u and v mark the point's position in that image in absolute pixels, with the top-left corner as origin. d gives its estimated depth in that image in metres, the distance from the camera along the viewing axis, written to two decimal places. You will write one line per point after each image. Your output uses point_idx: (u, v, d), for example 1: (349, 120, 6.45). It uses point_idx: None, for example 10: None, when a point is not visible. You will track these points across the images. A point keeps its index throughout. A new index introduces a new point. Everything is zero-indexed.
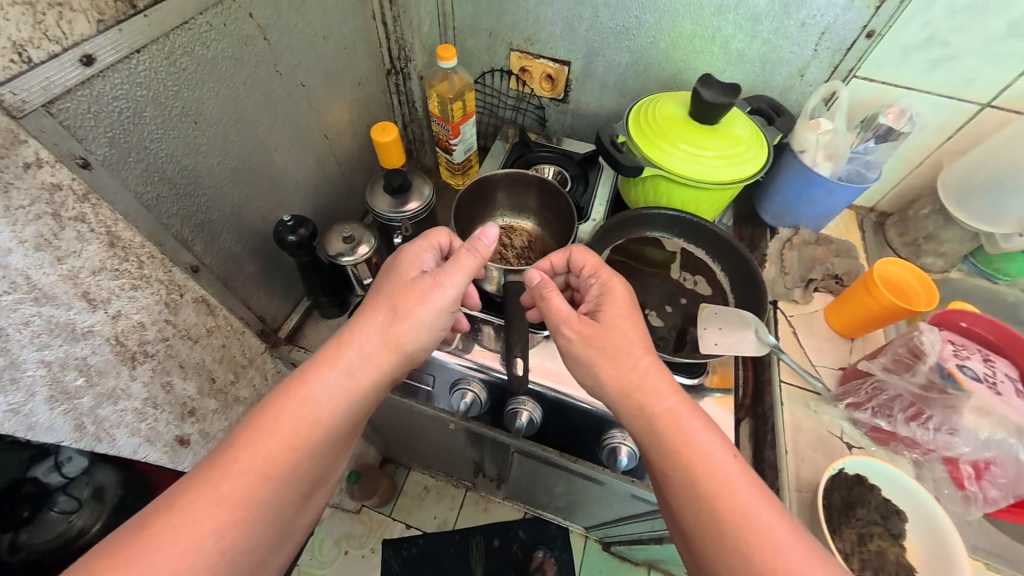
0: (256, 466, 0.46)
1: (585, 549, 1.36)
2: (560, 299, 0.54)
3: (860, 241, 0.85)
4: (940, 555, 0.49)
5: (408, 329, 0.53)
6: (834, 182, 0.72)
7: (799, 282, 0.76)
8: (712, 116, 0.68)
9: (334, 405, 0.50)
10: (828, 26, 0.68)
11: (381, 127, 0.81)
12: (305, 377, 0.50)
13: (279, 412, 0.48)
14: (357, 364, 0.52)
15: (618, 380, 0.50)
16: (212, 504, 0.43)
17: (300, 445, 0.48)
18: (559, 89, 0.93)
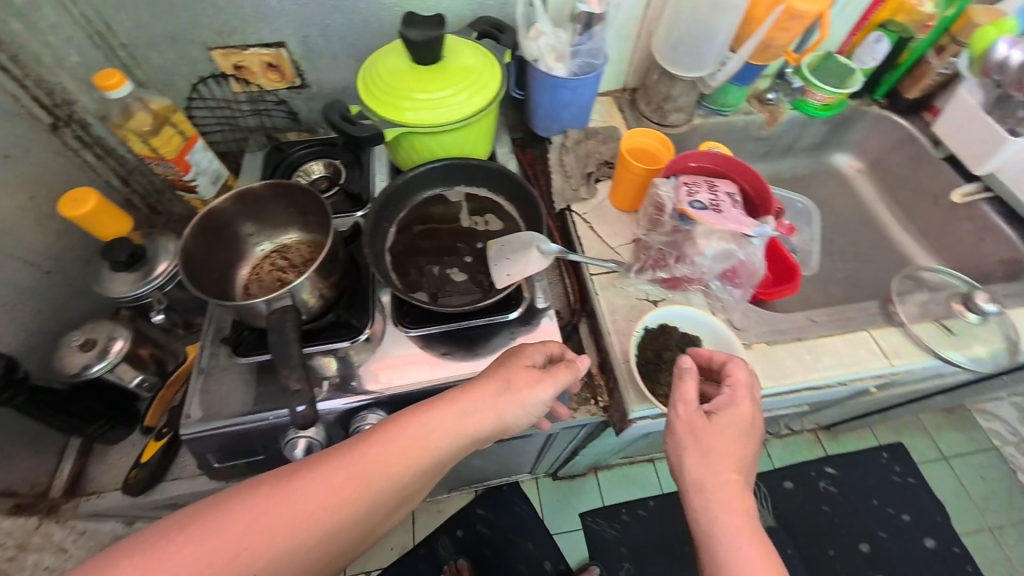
0: (330, 492, 0.42)
1: (539, 489, 1.36)
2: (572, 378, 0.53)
3: (622, 120, 0.93)
4: (728, 358, 0.61)
5: (515, 404, 0.50)
6: (570, 80, 0.75)
7: (580, 178, 0.81)
8: (431, 55, 0.65)
9: (434, 439, 0.47)
10: None
11: (74, 197, 0.64)
12: (416, 412, 0.47)
13: (385, 436, 0.45)
14: (471, 412, 0.48)
15: (704, 429, 0.50)
16: (279, 515, 0.40)
17: (383, 482, 0.44)
18: (290, 76, 0.83)
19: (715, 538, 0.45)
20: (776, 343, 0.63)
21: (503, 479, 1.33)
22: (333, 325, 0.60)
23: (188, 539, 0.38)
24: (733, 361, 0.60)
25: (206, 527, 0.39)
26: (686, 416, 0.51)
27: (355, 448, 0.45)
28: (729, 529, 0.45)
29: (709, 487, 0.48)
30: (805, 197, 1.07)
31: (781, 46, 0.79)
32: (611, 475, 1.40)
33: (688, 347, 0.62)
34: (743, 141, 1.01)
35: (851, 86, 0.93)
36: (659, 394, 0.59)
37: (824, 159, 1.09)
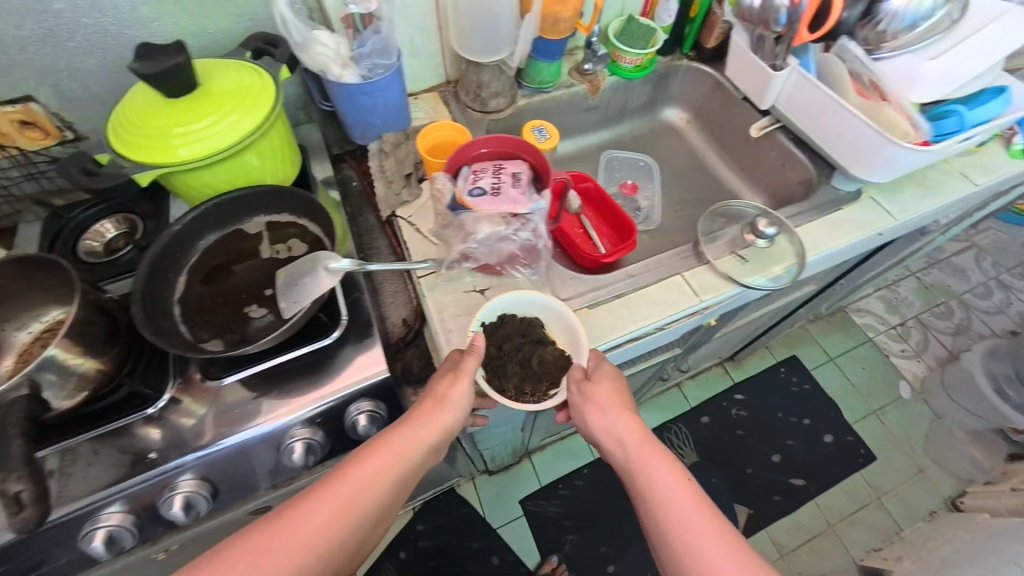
0: (332, 511, 0.50)
1: (476, 489, 1.40)
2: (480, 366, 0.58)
3: (448, 114, 0.92)
4: (568, 333, 0.64)
5: (452, 411, 0.58)
6: (362, 84, 0.73)
7: (402, 180, 0.79)
8: (181, 84, 0.59)
9: (407, 451, 0.55)
10: None
11: None
12: (391, 432, 0.56)
13: (369, 449, 0.54)
14: (428, 428, 0.57)
15: (600, 393, 0.58)
16: (302, 527, 0.49)
17: (378, 483, 0.53)
18: (57, 130, 0.73)
19: (639, 477, 0.54)
20: (597, 304, 0.67)
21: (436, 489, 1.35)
22: (124, 396, 0.56)
23: (224, 569, 0.45)
24: (572, 335, 0.63)
25: (249, 549, 0.46)
26: (585, 405, 0.59)
27: (343, 472, 0.53)
28: (652, 465, 0.55)
29: (621, 439, 0.57)
30: (648, 154, 1.13)
31: (568, 19, 0.82)
32: (544, 455, 1.46)
33: (528, 332, 0.64)
34: (575, 113, 1.04)
35: (655, 46, 0.97)
36: (509, 387, 0.62)
37: (658, 116, 1.14)
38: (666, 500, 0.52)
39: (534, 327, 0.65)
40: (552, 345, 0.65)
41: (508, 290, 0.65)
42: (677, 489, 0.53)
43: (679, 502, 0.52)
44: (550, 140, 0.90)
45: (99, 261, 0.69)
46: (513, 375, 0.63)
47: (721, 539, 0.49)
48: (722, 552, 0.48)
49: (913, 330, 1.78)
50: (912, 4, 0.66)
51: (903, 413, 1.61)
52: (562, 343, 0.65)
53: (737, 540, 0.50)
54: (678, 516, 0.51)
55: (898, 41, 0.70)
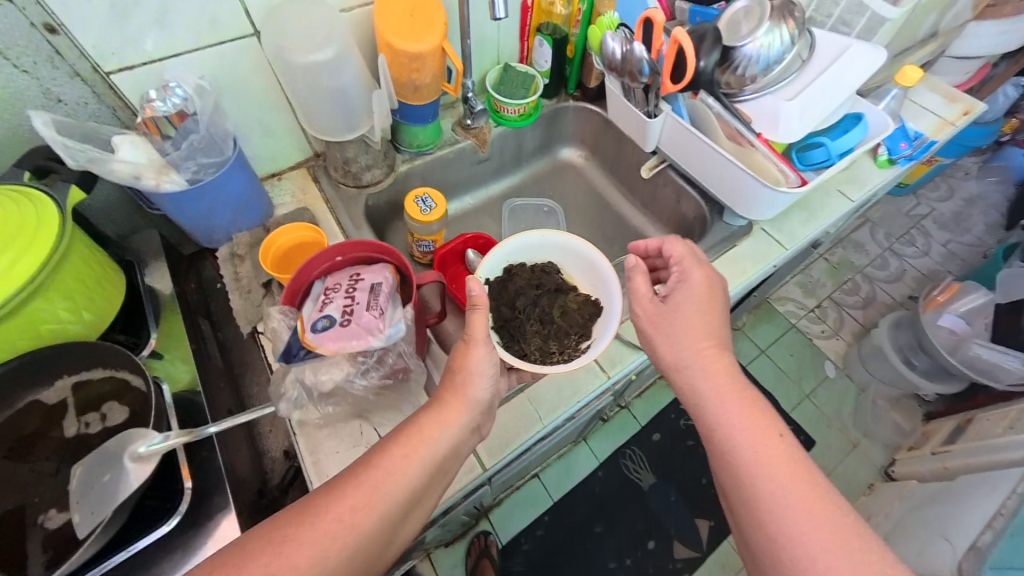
0: (360, 501, 0.45)
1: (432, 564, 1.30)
2: (481, 320, 0.57)
3: (320, 193, 0.82)
4: (588, 269, 0.70)
5: (478, 381, 0.55)
6: (192, 190, 0.62)
7: (261, 286, 0.68)
8: None
9: (436, 433, 0.51)
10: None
11: None
12: (426, 422, 0.51)
13: (408, 430, 0.51)
14: (460, 413, 0.53)
15: (682, 305, 0.60)
16: (344, 514, 0.44)
17: (412, 471, 0.49)
18: None
19: (715, 412, 0.54)
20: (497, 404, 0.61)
21: None
22: None
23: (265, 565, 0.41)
24: (595, 274, 0.69)
25: (289, 524, 0.43)
26: (661, 317, 0.60)
27: (378, 460, 0.48)
28: (729, 400, 0.54)
29: (705, 357, 0.57)
30: (550, 197, 1.08)
31: (430, 84, 0.73)
32: (501, 510, 1.39)
33: (545, 281, 0.71)
34: (466, 168, 0.97)
35: (535, 93, 0.93)
36: (534, 343, 0.66)
37: (555, 156, 1.10)
38: (744, 449, 0.50)
39: (552, 274, 0.72)
40: (573, 292, 0.71)
41: (522, 233, 0.72)
42: (758, 435, 0.51)
43: (757, 455, 0.50)
44: (436, 209, 0.82)
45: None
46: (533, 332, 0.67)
47: (803, 491, 0.47)
48: (806, 512, 0.46)
49: (829, 309, 1.90)
50: (763, 48, 0.64)
51: (831, 392, 1.71)
52: (586, 283, 0.71)
53: (828, 495, 0.48)
54: (752, 468, 0.49)
55: (759, 83, 0.68)
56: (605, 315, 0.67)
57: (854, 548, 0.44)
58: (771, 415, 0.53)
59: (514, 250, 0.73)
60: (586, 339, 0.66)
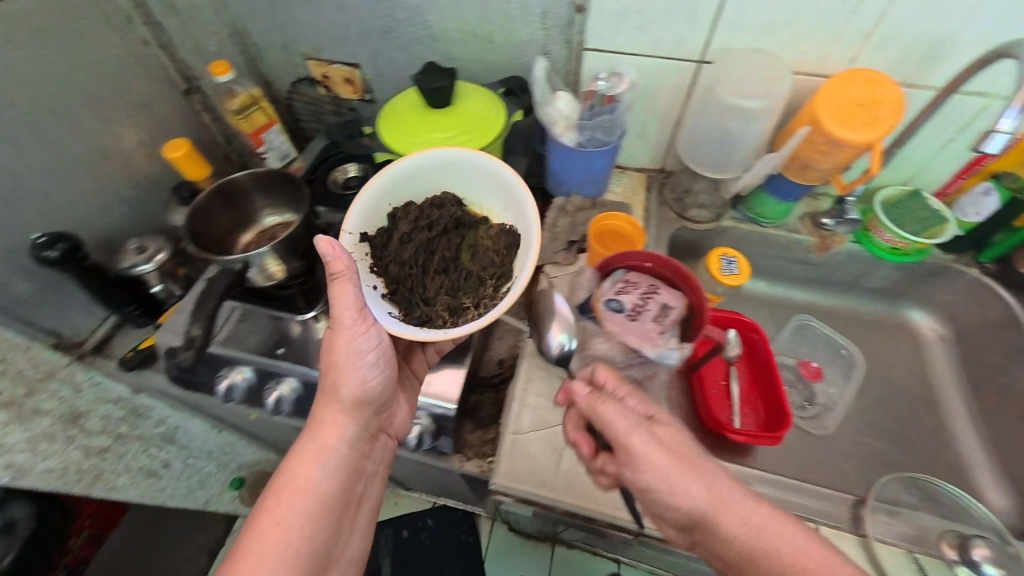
0: (268, 524, 0.52)
1: (491, 532, 1.36)
2: (347, 293, 0.55)
3: (644, 201, 0.90)
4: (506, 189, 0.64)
5: (343, 381, 0.58)
6: (576, 151, 0.78)
7: (564, 244, 0.81)
8: (440, 100, 0.73)
9: (307, 468, 0.56)
10: (542, 7, 0.75)
11: (174, 144, 0.87)
12: (293, 465, 0.56)
13: (263, 507, 0.53)
14: (329, 439, 0.58)
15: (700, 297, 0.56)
16: (285, 535, 0.52)
17: (291, 545, 0.52)
18: (361, 90, 1.00)
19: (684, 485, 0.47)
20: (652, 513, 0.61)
21: (459, 505, 1.37)
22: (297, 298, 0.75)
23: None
24: (521, 207, 0.62)
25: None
26: (631, 438, 0.49)
27: (271, 497, 0.54)
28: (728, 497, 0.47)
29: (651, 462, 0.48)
30: (854, 343, 0.88)
31: (826, 169, 0.70)
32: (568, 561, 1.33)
33: (398, 227, 0.63)
34: (783, 260, 0.89)
35: (933, 238, 0.75)
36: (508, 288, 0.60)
37: (890, 311, 0.90)
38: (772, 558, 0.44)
39: (445, 210, 0.65)
40: (486, 224, 0.66)
41: (397, 168, 0.64)
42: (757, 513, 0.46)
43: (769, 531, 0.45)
44: (737, 276, 0.77)
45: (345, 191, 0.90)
46: (431, 289, 0.62)
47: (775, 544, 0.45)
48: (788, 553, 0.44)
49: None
50: None
51: None
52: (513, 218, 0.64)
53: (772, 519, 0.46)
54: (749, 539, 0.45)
55: None
56: (522, 244, 0.62)
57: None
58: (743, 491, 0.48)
59: (392, 195, 0.65)
60: (506, 283, 0.61)
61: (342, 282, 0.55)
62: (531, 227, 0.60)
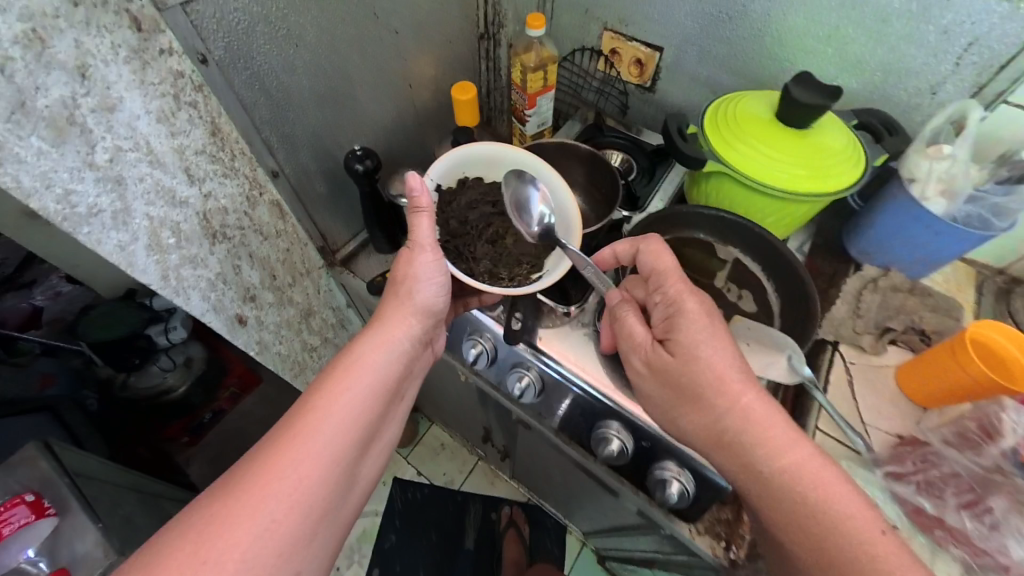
0: (327, 399, 0.53)
1: (578, 554, 1.37)
2: (427, 225, 0.59)
3: (972, 302, 0.71)
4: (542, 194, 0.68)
5: (416, 290, 0.59)
6: (940, 220, 0.62)
7: (872, 328, 0.66)
8: (799, 120, 0.61)
9: (372, 358, 0.57)
10: (977, 37, 0.58)
11: (461, 86, 0.85)
12: (354, 348, 0.57)
13: (331, 378, 0.54)
14: (395, 339, 0.59)
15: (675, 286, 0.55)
16: (331, 418, 0.52)
17: (344, 425, 0.52)
18: (646, 76, 0.90)
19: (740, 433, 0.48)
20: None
21: (557, 513, 1.34)
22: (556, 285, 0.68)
23: (298, 447, 0.49)
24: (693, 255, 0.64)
25: (198, 527, 0.44)
26: (698, 342, 0.51)
27: (332, 378, 0.54)
28: (741, 428, 0.48)
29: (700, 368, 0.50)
30: None
31: None
32: None
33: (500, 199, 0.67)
34: None
35: None
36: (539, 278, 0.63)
37: None
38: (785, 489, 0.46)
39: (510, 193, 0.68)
40: None
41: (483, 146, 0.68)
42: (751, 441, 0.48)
43: (782, 460, 0.47)
44: None
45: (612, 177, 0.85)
46: (478, 250, 0.65)
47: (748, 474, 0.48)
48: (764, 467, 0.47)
49: None
50: None
51: None
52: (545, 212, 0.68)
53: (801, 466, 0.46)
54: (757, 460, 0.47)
55: None
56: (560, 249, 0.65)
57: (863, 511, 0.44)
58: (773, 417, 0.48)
59: (469, 164, 0.69)
60: (536, 273, 0.64)
61: (416, 214, 0.58)
62: (571, 232, 0.64)
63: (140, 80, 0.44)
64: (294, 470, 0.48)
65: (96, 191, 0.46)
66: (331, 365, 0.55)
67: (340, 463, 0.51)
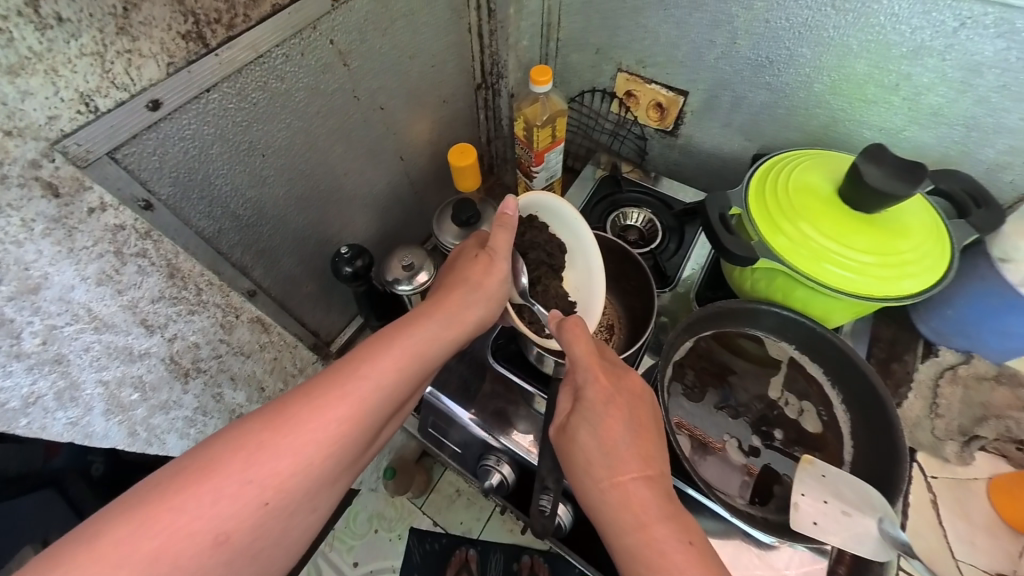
0: (373, 369, 0.42)
1: None
2: (506, 241, 0.55)
3: None
4: (584, 268, 0.60)
5: (483, 293, 0.52)
6: None
7: (956, 433, 0.58)
8: (871, 204, 0.52)
9: (430, 343, 0.47)
10: None
11: (460, 149, 0.75)
12: (413, 320, 0.47)
13: (403, 326, 0.46)
14: (454, 331, 0.49)
15: (582, 353, 0.48)
16: (368, 389, 0.41)
17: (409, 378, 0.44)
18: (669, 121, 0.79)
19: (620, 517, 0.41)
20: None
21: None
22: None
23: (323, 411, 0.39)
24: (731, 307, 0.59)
25: (250, 442, 0.36)
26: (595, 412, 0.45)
27: (386, 343, 0.44)
28: (606, 513, 0.41)
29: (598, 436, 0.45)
30: None
31: None
32: None
33: (556, 254, 0.61)
34: None
35: None
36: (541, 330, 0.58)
37: None
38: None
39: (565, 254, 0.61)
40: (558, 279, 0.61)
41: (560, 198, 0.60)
42: (620, 527, 0.40)
43: (641, 555, 0.38)
44: None
45: (636, 244, 0.76)
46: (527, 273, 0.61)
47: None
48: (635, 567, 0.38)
49: None
50: None
51: None
52: (574, 285, 0.61)
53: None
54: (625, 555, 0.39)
55: None
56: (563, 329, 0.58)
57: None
58: (654, 506, 0.40)
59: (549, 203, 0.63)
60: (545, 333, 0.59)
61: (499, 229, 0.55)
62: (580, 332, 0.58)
63: (68, 249, 0.37)
64: (311, 438, 0.38)
65: (30, 379, 0.38)
66: (387, 330, 0.46)
67: (352, 451, 0.40)
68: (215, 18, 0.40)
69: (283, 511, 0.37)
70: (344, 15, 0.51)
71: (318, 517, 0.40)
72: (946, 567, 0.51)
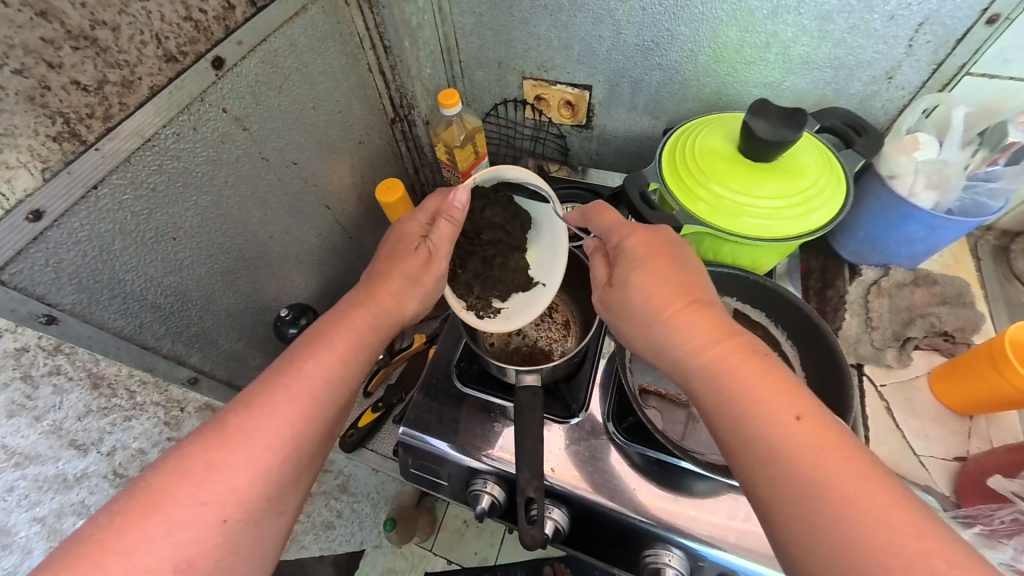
0: (308, 371, 0.43)
1: None
2: (450, 235, 0.51)
3: (976, 273, 0.69)
4: (549, 240, 0.61)
5: (419, 282, 0.51)
6: (939, 216, 0.57)
7: (891, 339, 0.63)
8: (764, 153, 0.56)
9: (366, 337, 0.47)
10: (929, 15, 0.55)
11: (386, 185, 0.75)
12: (345, 316, 0.48)
13: (337, 325, 0.47)
14: (387, 321, 0.49)
15: (613, 222, 0.50)
16: (307, 391, 0.42)
17: (351, 371, 0.45)
18: (580, 116, 0.82)
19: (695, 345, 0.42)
20: None
21: None
22: (555, 396, 0.61)
23: (260, 419, 0.40)
24: None
25: (192, 467, 0.37)
26: (642, 263, 0.46)
27: (319, 342, 0.45)
28: (679, 338, 0.42)
29: (652, 281, 0.45)
30: None
31: None
32: None
33: (515, 232, 0.58)
34: None
35: None
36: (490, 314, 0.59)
37: None
38: (724, 397, 0.39)
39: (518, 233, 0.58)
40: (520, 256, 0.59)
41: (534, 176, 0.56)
42: (686, 342, 0.42)
43: (721, 363, 0.40)
44: None
45: None
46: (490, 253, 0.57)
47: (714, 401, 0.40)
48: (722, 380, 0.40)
49: None
50: None
51: None
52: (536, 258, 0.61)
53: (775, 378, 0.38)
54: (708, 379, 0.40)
55: None
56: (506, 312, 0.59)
57: (786, 414, 0.36)
58: (720, 324, 0.42)
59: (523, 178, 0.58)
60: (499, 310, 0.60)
61: (443, 220, 0.51)
62: (515, 319, 0.58)
63: None
64: (254, 446, 0.39)
65: None
66: (318, 329, 0.46)
67: (302, 451, 0.41)
68: (87, 113, 0.38)
69: (245, 525, 0.37)
70: (231, 82, 0.50)
71: (287, 521, 0.41)
72: (912, 465, 0.55)
